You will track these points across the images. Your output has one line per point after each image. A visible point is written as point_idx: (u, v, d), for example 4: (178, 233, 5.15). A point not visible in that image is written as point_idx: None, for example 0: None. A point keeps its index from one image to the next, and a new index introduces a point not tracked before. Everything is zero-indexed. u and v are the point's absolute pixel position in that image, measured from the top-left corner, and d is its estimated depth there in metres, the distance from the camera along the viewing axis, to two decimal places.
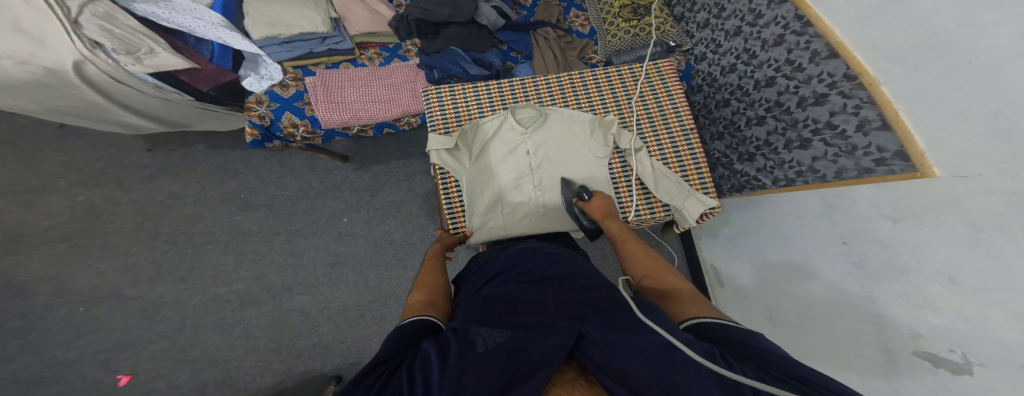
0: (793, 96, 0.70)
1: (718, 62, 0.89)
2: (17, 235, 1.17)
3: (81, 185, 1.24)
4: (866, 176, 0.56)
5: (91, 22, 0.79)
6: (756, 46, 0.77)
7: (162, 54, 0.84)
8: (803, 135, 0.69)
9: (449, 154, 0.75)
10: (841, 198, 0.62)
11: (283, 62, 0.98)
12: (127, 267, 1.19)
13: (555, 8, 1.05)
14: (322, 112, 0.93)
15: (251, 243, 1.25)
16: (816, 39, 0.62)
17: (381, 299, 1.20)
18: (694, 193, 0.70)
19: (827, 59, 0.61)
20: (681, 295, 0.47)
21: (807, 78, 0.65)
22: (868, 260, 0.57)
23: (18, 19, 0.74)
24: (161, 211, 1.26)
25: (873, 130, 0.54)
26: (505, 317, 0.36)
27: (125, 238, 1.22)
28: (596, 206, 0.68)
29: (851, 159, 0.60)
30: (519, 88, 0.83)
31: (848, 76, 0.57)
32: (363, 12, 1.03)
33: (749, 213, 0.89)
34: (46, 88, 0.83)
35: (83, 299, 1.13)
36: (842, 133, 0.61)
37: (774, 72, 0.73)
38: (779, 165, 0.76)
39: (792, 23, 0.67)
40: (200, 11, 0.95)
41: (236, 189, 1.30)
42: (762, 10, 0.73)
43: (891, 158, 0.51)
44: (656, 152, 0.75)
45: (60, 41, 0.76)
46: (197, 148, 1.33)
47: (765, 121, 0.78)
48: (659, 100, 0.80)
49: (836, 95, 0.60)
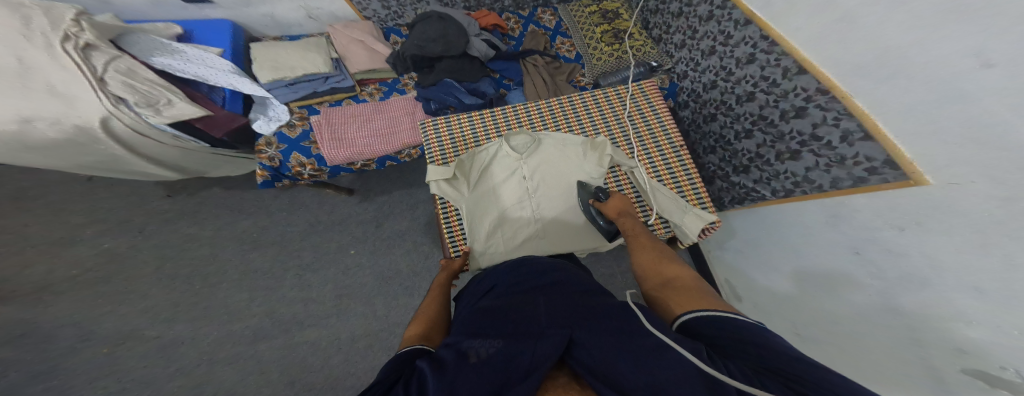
0: (774, 109, 0.73)
1: (699, 80, 0.93)
2: (48, 283, 1.23)
3: (108, 233, 1.31)
4: (861, 186, 0.57)
5: (115, 78, 0.87)
6: (731, 64, 0.81)
7: (178, 105, 0.90)
8: (792, 146, 0.72)
9: (449, 184, 0.76)
10: (843, 207, 0.61)
11: (289, 102, 1.04)
12: (147, 307, 1.23)
13: (541, 37, 1.10)
14: (327, 150, 0.97)
15: (263, 279, 1.28)
16: (785, 57, 0.66)
17: (389, 327, 1.20)
18: (692, 209, 0.67)
19: (798, 75, 0.64)
20: (681, 284, 0.48)
21: (783, 93, 0.69)
22: (885, 269, 0.54)
23: (53, 83, 0.84)
24: (179, 252, 1.31)
25: (857, 140, 0.56)
26: (498, 330, 0.37)
27: (146, 279, 1.27)
28: (613, 205, 0.69)
29: (843, 169, 0.61)
30: (512, 115, 0.86)
31: (821, 90, 0.60)
32: (361, 51, 1.09)
33: (752, 225, 0.88)
34: (76, 146, 0.90)
35: (106, 340, 1.17)
36: (829, 144, 0.63)
37: (752, 87, 0.76)
38: (775, 177, 0.78)
39: (760, 42, 0.72)
40: (210, 59, 1.02)
41: (249, 228, 1.35)
42: (731, 32, 0.79)
43: (881, 167, 0.52)
44: (650, 170, 0.75)
45: (87, 100, 0.84)
46: (212, 191, 1.40)
47: (752, 134, 0.80)
48: (647, 119, 0.81)
49: (814, 108, 0.63)
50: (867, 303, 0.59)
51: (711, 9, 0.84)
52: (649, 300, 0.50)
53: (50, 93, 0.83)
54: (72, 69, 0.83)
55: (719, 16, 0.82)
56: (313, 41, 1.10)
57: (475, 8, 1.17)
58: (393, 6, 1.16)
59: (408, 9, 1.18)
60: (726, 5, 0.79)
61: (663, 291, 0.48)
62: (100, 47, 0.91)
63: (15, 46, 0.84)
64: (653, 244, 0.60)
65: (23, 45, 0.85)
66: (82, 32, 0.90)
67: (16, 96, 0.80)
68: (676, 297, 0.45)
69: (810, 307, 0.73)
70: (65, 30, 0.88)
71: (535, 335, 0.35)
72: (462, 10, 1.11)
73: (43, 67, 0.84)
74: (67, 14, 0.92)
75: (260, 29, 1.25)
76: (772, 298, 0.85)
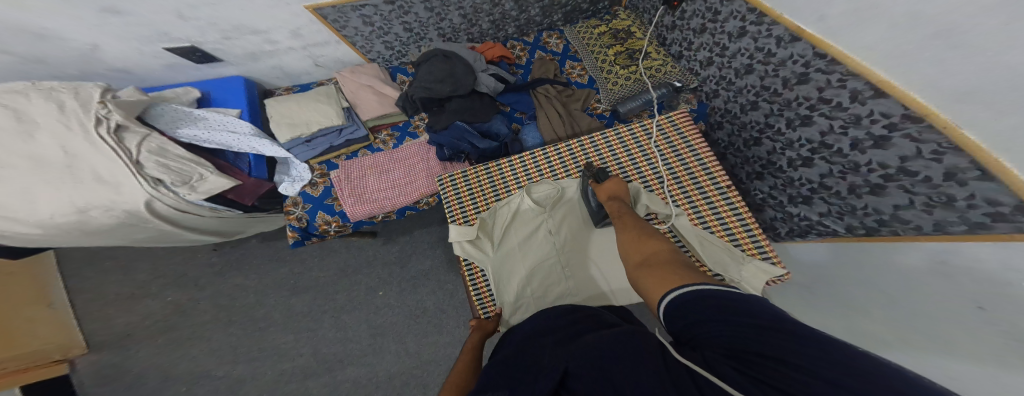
0: (841, 137, 0.67)
1: (735, 100, 0.89)
2: (127, 334, 1.36)
3: (167, 287, 1.41)
4: (980, 233, 0.49)
5: (150, 160, 0.91)
6: (777, 84, 0.76)
7: (210, 178, 0.95)
8: (871, 178, 0.65)
9: (472, 244, 0.80)
10: (955, 254, 0.53)
11: (310, 160, 1.04)
12: (210, 351, 1.32)
13: (550, 64, 1.04)
14: (349, 206, 0.98)
15: (304, 321, 1.33)
16: (852, 78, 0.60)
17: (425, 364, 1.22)
18: (750, 260, 0.70)
19: (874, 98, 0.57)
20: (657, 260, 0.53)
21: (855, 117, 0.62)
22: (1020, 329, 0.45)
23: (98, 171, 0.89)
24: (228, 301, 1.38)
25: (971, 180, 0.47)
26: (504, 384, 0.41)
27: (204, 326, 1.35)
28: (606, 188, 0.76)
29: (951, 211, 0.52)
30: (531, 164, 0.89)
31: (909, 116, 0.52)
32: (371, 96, 1.06)
33: (821, 257, 0.84)
34: (128, 225, 0.99)
35: (184, 379, 1.29)
36: (927, 181, 0.54)
37: (808, 109, 0.71)
38: (849, 212, 0.72)
39: (814, 60, 0.65)
40: (231, 123, 1.05)
41: (286, 275, 1.40)
42: (773, 50, 0.74)
43: (1012, 214, 0.44)
44: (694, 218, 0.78)
45: (130, 185, 0.90)
46: (251, 242, 1.45)
47: (814, 162, 0.75)
48: (684, 159, 0.84)
49: (901, 138, 0.55)
50: (1000, 361, 0.49)
51: (744, 25, 0.78)
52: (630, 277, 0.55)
53: (97, 181, 0.89)
54: (109, 154, 0.88)
55: (756, 32, 0.76)
56: (322, 90, 1.08)
57: (479, 39, 1.12)
58: (396, 46, 1.13)
59: (412, 47, 1.14)
60: (763, 21, 0.74)
61: (642, 269, 0.54)
62: (130, 126, 0.94)
63: (58, 136, 0.89)
64: (634, 223, 0.66)
65: (65, 134, 0.90)
66: (110, 112, 0.93)
67: (69, 188, 0.87)
68: (654, 275, 0.50)
69: (918, 352, 0.64)
70: (95, 113, 0.91)
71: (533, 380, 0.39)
72: (467, 44, 1.08)
73: (86, 155, 0.89)
74: (95, 94, 0.97)
75: (272, 80, 1.24)
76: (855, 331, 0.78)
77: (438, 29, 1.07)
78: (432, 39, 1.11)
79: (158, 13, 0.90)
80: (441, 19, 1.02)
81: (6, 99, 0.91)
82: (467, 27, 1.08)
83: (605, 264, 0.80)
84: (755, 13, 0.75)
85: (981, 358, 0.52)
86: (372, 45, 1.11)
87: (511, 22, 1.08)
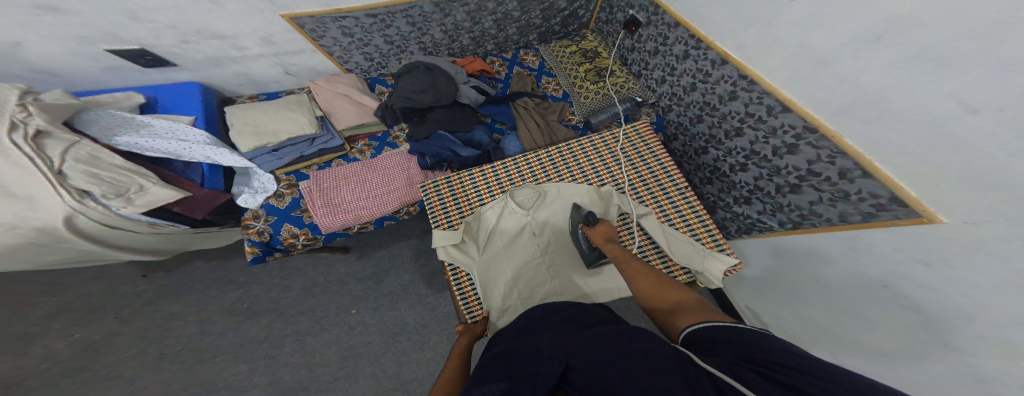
0: (765, 145, 0.80)
1: (685, 114, 1.01)
2: (14, 382, 1.09)
3: (76, 323, 1.20)
4: (872, 221, 0.62)
5: (75, 168, 0.79)
6: (715, 100, 0.88)
7: (152, 190, 0.86)
8: (790, 179, 0.78)
9: (456, 248, 0.81)
10: (857, 240, 0.66)
11: (276, 170, 0.98)
12: (134, 393, 1.11)
13: (528, 78, 1.11)
14: (321, 218, 0.93)
15: (260, 350, 1.19)
16: (767, 96, 0.73)
17: (404, 385, 1.14)
18: (711, 253, 0.79)
19: (784, 113, 0.71)
20: (688, 306, 0.56)
21: (772, 129, 0.75)
22: (919, 303, 0.59)
23: (4, 183, 0.76)
24: (161, 334, 1.20)
25: (858, 177, 0.62)
26: (505, 374, 0.43)
27: (130, 363, 1.15)
28: (600, 231, 0.79)
29: (849, 204, 0.66)
30: (513, 170, 0.93)
31: (809, 128, 0.67)
32: (348, 105, 1.04)
33: (760, 253, 0.96)
34: (38, 247, 0.85)
35: None
36: (828, 180, 0.68)
37: (739, 123, 0.83)
38: (779, 209, 0.85)
39: (739, 81, 0.78)
40: (182, 130, 0.96)
41: (239, 299, 1.26)
42: (709, 71, 0.86)
43: (889, 203, 0.58)
44: (661, 216, 0.86)
45: (47, 198, 0.78)
46: (194, 264, 1.30)
47: (748, 167, 0.88)
48: (649, 163, 0.93)
49: (806, 146, 0.69)
50: (911, 331, 0.62)
51: (686, 49, 0.90)
52: (665, 328, 0.57)
53: (2, 194, 0.76)
54: (24, 164, 0.76)
55: (696, 56, 0.88)
56: (293, 98, 1.04)
57: (461, 54, 1.18)
58: (376, 58, 1.14)
59: (392, 59, 1.16)
60: (699, 46, 0.85)
61: (675, 314, 0.56)
62: (54, 132, 0.82)
63: None
64: (647, 271, 0.68)
65: None
66: (31, 115, 0.80)
67: None
68: (685, 317, 0.53)
69: (847, 333, 0.76)
70: (9, 118, 0.78)
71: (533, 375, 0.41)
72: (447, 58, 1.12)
73: None
74: (12, 95, 0.83)
75: (234, 88, 1.18)
76: (796, 311, 0.89)
77: (419, 43, 1.10)
78: (413, 53, 1.14)
79: (108, 13, 0.83)
80: (423, 34, 1.07)
81: None
82: (448, 43, 1.13)
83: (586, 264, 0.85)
84: (693, 39, 0.86)
85: (892, 330, 0.65)
86: (351, 56, 1.11)
87: (490, 39, 1.15)
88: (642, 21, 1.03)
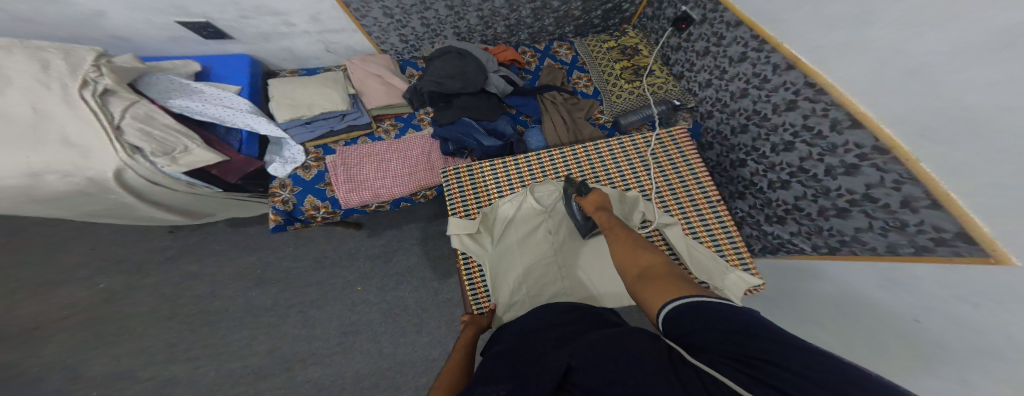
0: (818, 163, 0.76)
1: (728, 122, 0.97)
2: (33, 327, 1.23)
3: (102, 273, 1.30)
4: (926, 255, 0.59)
5: (132, 126, 0.86)
6: (766, 110, 0.84)
7: (195, 151, 0.90)
8: (839, 203, 0.74)
9: (470, 238, 0.82)
10: (902, 274, 0.63)
11: (306, 142, 1.01)
12: (141, 350, 1.21)
13: (558, 72, 1.11)
14: (342, 192, 0.96)
15: (266, 317, 1.24)
16: (835, 108, 0.66)
17: (397, 366, 1.14)
18: (734, 271, 0.74)
19: (851, 129, 0.64)
20: (658, 272, 0.53)
21: (832, 146, 0.70)
22: (947, 340, 0.56)
23: (67, 133, 0.83)
24: (178, 292, 1.28)
25: (923, 208, 0.57)
26: (508, 375, 0.43)
27: (141, 321, 1.25)
28: (591, 200, 0.76)
29: (903, 235, 0.63)
30: (536, 164, 0.92)
31: (879, 148, 0.60)
32: (379, 86, 1.06)
33: (788, 273, 0.93)
34: (87, 195, 0.92)
35: (95, 384, 1.16)
36: (887, 207, 0.64)
37: (792, 137, 0.79)
38: (817, 232, 0.82)
39: (805, 89, 0.72)
40: (228, 98, 1.01)
41: (253, 264, 1.31)
42: (768, 76, 0.81)
43: (952, 239, 0.53)
44: (686, 227, 0.83)
45: (102, 151, 0.83)
46: (217, 226, 1.37)
47: (791, 185, 0.84)
48: (680, 170, 0.90)
49: (869, 167, 0.64)
50: (929, 367, 0.60)
51: (745, 50, 0.85)
52: (633, 291, 0.55)
53: (63, 144, 0.82)
54: (87, 117, 0.83)
55: (756, 58, 0.83)
56: (329, 75, 1.07)
57: (493, 41, 1.20)
58: (411, 40, 1.17)
59: (426, 43, 1.19)
60: (763, 48, 0.80)
61: (641, 282, 0.54)
62: (119, 93, 0.90)
63: (32, 93, 0.83)
64: (629, 236, 0.65)
65: (39, 92, 0.84)
66: (101, 76, 0.89)
67: (29, 149, 0.80)
68: (654, 285, 0.51)
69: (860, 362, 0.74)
70: (84, 76, 0.87)
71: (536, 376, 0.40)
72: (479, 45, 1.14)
73: (57, 116, 0.83)
74: (88, 57, 0.92)
75: (277, 62, 1.23)
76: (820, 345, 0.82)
77: (454, 27, 1.13)
78: (447, 37, 1.17)
79: None
80: (459, 19, 1.09)
81: None
82: (481, 30, 1.15)
83: (597, 268, 0.82)
84: (757, 40, 0.81)
85: (911, 363, 0.63)
86: (387, 37, 1.14)
87: (524, 29, 1.16)
88: (696, 18, 0.99)
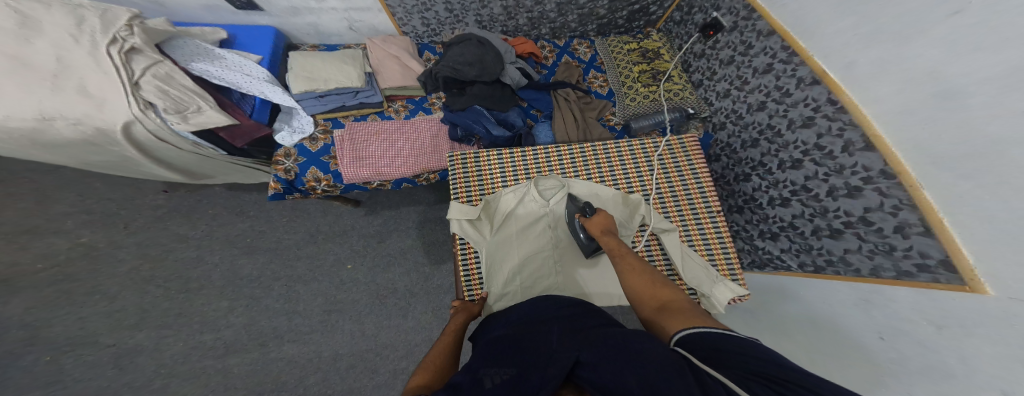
0: (821, 184, 0.78)
1: (739, 136, 1.01)
2: (3, 278, 1.20)
3: (87, 227, 1.28)
4: (907, 279, 0.62)
5: (151, 84, 0.88)
6: (782, 125, 0.87)
7: (207, 112, 0.91)
8: (834, 224, 0.77)
9: (470, 224, 0.83)
10: (877, 295, 0.66)
11: (316, 114, 1.04)
12: (112, 312, 1.19)
13: (575, 70, 1.17)
14: (346, 167, 0.98)
15: (247, 289, 1.23)
16: (851, 129, 0.68)
17: (375, 349, 1.16)
18: (723, 280, 0.75)
19: (862, 151, 0.66)
20: (679, 307, 0.53)
21: (840, 166, 0.73)
22: (905, 357, 0.59)
23: (85, 85, 0.84)
24: (163, 254, 1.27)
25: (914, 234, 0.59)
26: (510, 357, 0.43)
27: (118, 281, 1.23)
28: (597, 222, 0.75)
29: (889, 258, 0.65)
30: (543, 157, 0.95)
31: (886, 173, 0.62)
32: (395, 67, 1.10)
33: (769, 290, 0.97)
34: (91, 145, 0.91)
35: (52, 348, 1.13)
36: (879, 231, 0.67)
37: (802, 154, 0.82)
38: (806, 250, 0.85)
39: (825, 106, 0.74)
40: (248, 66, 1.04)
41: (244, 232, 1.30)
42: (791, 89, 0.83)
43: (935, 266, 0.56)
44: (683, 234, 0.87)
45: (118, 105, 0.85)
46: (214, 190, 1.36)
47: (790, 203, 0.87)
48: (683, 174, 0.94)
49: (872, 190, 0.66)
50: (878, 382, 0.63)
51: (773, 61, 0.87)
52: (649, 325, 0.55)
53: (79, 93, 0.83)
54: (110, 72, 0.85)
55: (781, 70, 0.85)
56: (349, 52, 1.10)
57: (513, 32, 1.27)
58: (432, 24, 1.23)
59: (447, 28, 1.25)
60: (792, 60, 0.81)
61: (663, 314, 0.53)
62: (145, 52, 0.92)
63: (61, 46, 0.86)
64: (642, 267, 0.64)
65: (69, 45, 0.87)
66: (131, 35, 0.92)
67: (44, 94, 0.81)
68: (675, 319, 0.51)
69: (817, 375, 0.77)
70: (114, 33, 0.90)
71: (543, 364, 0.40)
72: (500, 35, 1.20)
73: (81, 67, 0.85)
74: (122, 17, 0.95)
75: (300, 36, 1.28)
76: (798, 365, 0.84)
77: (477, 15, 1.19)
78: (468, 24, 1.23)
79: None
80: (483, 7, 1.15)
81: (21, 3, 0.89)
82: (503, 20, 1.22)
83: (592, 267, 0.83)
84: (787, 52, 0.83)
85: (862, 381, 0.66)
86: (410, 19, 1.20)
87: (546, 23, 1.24)
88: (725, 25, 1.03)
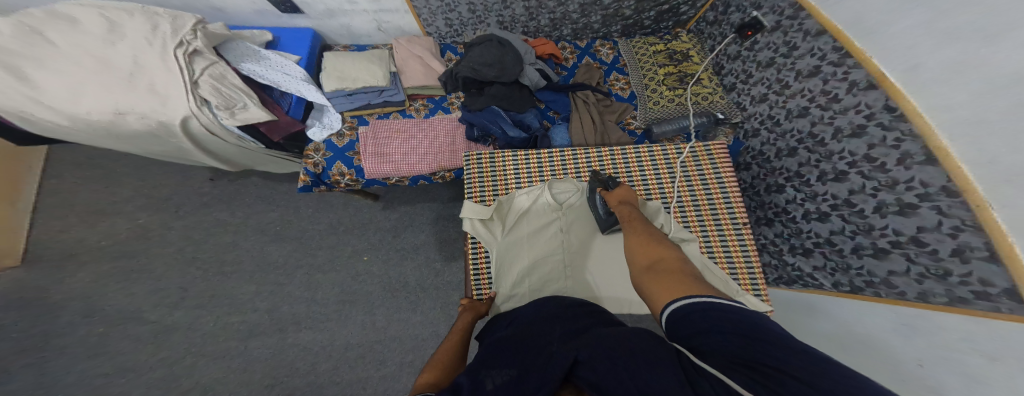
0: (867, 199, 0.72)
1: (775, 144, 0.96)
2: (71, 253, 1.35)
3: (143, 210, 1.42)
4: (959, 306, 0.55)
5: (206, 83, 0.97)
6: (826, 133, 0.81)
7: (251, 109, 0.99)
8: (879, 243, 0.70)
9: (483, 224, 0.82)
10: (922, 320, 0.59)
11: (344, 111, 1.10)
12: (157, 289, 1.30)
13: (595, 72, 1.17)
14: (368, 163, 1.03)
15: (273, 274, 1.30)
16: (909, 139, 0.62)
17: (385, 341, 1.18)
18: (743, 294, 0.71)
19: (920, 165, 0.60)
20: (668, 264, 0.54)
21: (892, 181, 0.66)
22: (947, 388, 0.53)
23: (154, 84, 0.95)
24: (204, 237, 1.37)
25: (976, 258, 0.53)
26: (512, 357, 0.42)
27: (164, 261, 1.34)
28: (616, 194, 0.77)
29: (941, 284, 0.59)
30: (558, 160, 0.94)
31: (948, 190, 0.56)
32: (418, 67, 1.14)
33: (797, 310, 0.91)
34: (154, 137, 1.02)
35: (106, 320, 1.25)
36: (933, 253, 0.60)
37: (848, 165, 0.76)
38: (843, 270, 0.78)
39: (881, 113, 0.67)
40: (287, 67, 1.12)
41: (274, 221, 1.38)
42: (840, 95, 0.77)
43: (997, 294, 0.50)
44: (703, 245, 0.82)
45: (178, 102, 0.94)
46: (251, 180, 1.46)
47: (829, 217, 0.81)
48: (708, 182, 0.90)
49: (928, 208, 0.60)
50: None
51: (820, 63, 0.81)
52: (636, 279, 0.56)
53: (148, 91, 0.93)
54: (174, 71, 0.94)
55: (830, 73, 0.79)
56: (377, 52, 1.16)
57: (534, 33, 1.29)
58: (455, 25, 1.27)
59: (468, 29, 1.29)
60: (844, 62, 0.74)
61: (649, 270, 0.54)
62: (205, 54, 1.02)
63: (137, 49, 0.97)
64: (644, 228, 0.66)
65: (143, 48, 0.98)
66: (195, 39, 1.02)
67: (121, 92, 0.92)
68: (660, 279, 0.50)
69: None
70: (181, 38, 0.99)
71: (543, 364, 0.39)
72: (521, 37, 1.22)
73: (152, 68, 0.96)
74: (189, 23, 1.04)
75: (335, 37, 1.37)
76: None
77: (498, 16, 1.22)
78: (490, 25, 1.26)
79: None
80: (505, 8, 1.18)
81: (111, 13, 1.02)
82: (525, 21, 1.24)
83: (604, 273, 0.81)
84: (839, 52, 0.76)
85: None
86: (435, 20, 1.25)
87: (568, 24, 1.25)
88: (765, 25, 0.97)
